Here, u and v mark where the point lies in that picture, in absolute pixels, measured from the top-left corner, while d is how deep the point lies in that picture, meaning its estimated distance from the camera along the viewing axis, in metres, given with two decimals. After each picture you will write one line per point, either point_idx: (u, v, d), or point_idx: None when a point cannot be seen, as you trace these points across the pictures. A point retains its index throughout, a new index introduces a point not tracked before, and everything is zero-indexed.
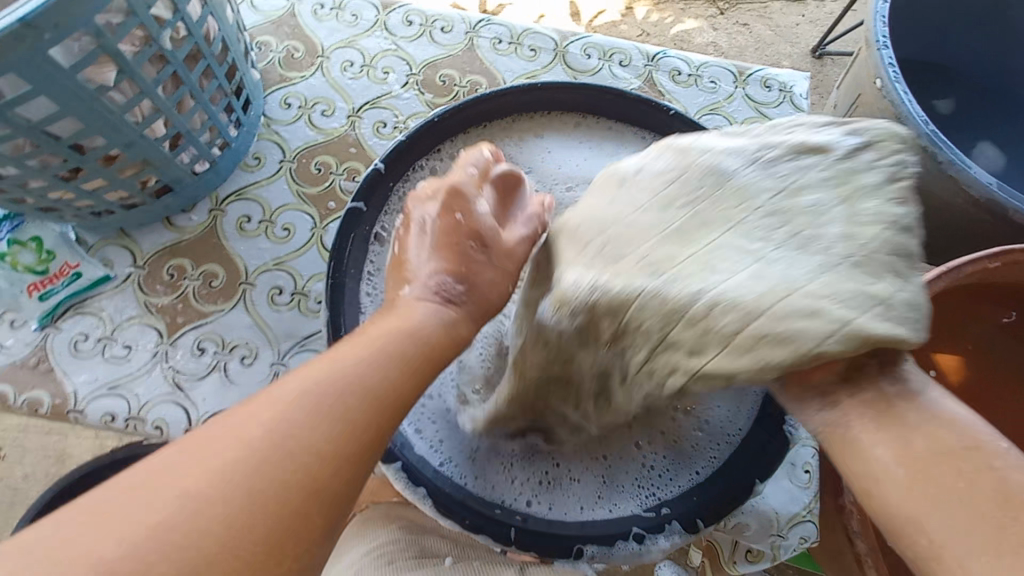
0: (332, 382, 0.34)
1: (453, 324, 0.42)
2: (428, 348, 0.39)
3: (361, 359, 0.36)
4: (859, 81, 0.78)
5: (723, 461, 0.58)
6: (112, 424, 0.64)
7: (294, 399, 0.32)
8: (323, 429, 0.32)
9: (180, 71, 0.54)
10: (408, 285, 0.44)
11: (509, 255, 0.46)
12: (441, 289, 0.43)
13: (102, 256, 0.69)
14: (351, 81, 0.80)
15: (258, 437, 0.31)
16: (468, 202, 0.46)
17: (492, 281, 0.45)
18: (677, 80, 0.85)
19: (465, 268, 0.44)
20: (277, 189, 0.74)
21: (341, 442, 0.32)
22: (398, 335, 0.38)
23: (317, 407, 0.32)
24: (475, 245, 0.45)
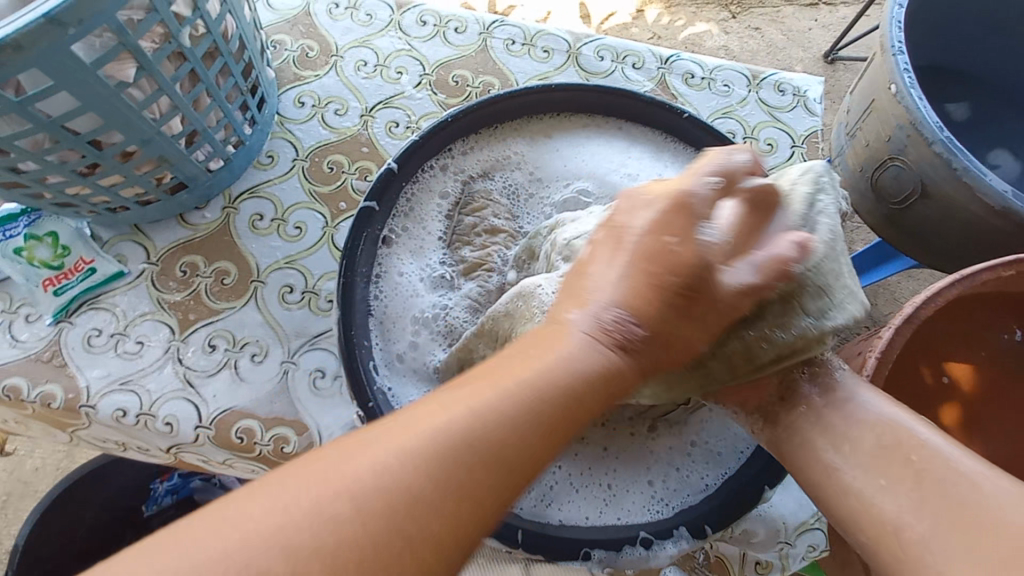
0: (468, 422, 0.30)
1: (607, 368, 0.36)
2: (575, 403, 0.34)
3: (502, 406, 0.32)
4: (872, 86, 0.77)
5: (733, 473, 0.57)
6: (123, 419, 0.64)
7: (421, 446, 0.29)
8: (450, 481, 0.29)
9: (198, 69, 0.55)
10: (576, 309, 0.37)
11: (713, 301, 0.39)
12: (600, 321, 0.37)
13: (116, 252, 0.70)
14: (364, 81, 0.80)
15: (393, 479, 0.28)
16: (692, 221, 0.39)
17: (680, 331, 0.39)
18: (690, 83, 0.85)
19: (655, 313, 0.37)
20: (289, 188, 0.74)
21: (455, 522, 0.29)
22: (548, 382, 0.33)
23: (452, 459, 0.29)
24: (679, 288, 0.38)
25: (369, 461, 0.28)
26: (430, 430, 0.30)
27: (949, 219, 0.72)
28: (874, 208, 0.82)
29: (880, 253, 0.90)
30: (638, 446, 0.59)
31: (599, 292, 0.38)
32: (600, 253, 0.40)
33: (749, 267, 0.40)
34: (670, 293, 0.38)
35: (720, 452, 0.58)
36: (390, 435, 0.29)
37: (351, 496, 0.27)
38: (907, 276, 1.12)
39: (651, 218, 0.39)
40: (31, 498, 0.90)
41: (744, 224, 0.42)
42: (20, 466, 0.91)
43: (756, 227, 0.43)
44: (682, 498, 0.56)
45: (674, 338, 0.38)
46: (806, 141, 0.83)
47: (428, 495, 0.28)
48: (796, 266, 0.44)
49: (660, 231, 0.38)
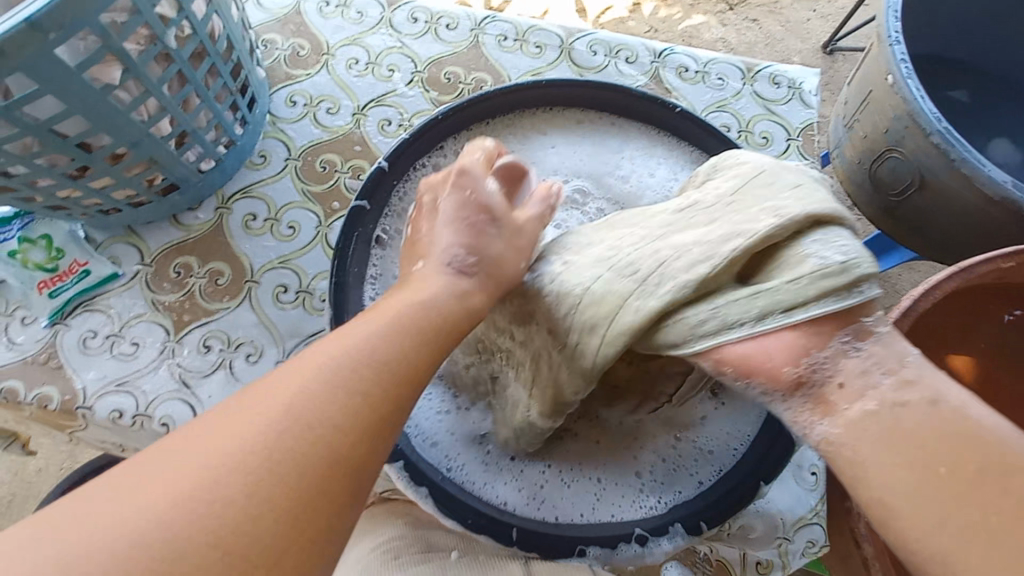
0: (345, 353, 0.37)
1: (462, 298, 0.44)
2: (439, 326, 0.42)
3: (371, 329, 0.39)
4: (869, 79, 0.77)
5: (726, 469, 0.57)
6: (119, 420, 0.64)
7: (299, 378, 0.35)
8: (332, 397, 0.35)
9: (185, 70, 0.55)
10: (421, 261, 0.47)
11: (518, 233, 0.50)
12: (452, 260, 0.46)
13: (110, 254, 0.70)
14: (356, 79, 0.80)
15: (283, 407, 0.34)
16: (472, 180, 0.51)
17: (505, 255, 0.48)
18: (684, 76, 0.84)
19: (478, 241, 0.48)
20: (282, 187, 0.74)
21: (349, 424, 0.34)
22: (412, 309, 0.42)
23: (329, 374, 0.36)
24: (487, 221, 0.49)
25: (256, 408, 0.34)
26: (312, 361, 0.36)
27: (948, 211, 0.72)
28: (871, 200, 0.82)
29: (877, 246, 0.90)
30: (631, 444, 0.59)
31: (439, 244, 0.48)
32: (422, 220, 0.51)
33: (532, 206, 0.52)
34: (481, 225, 0.49)
35: (713, 450, 0.58)
36: (275, 376, 0.36)
37: (251, 425, 0.33)
38: (907, 269, 1.11)
39: (450, 194, 0.50)
40: (34, 498, 0.91)
41: (505, 190, 0.53)
42: (23, 466, 0.92)
43: (511, 194, 0.54)
44: (676, 495, 0.57)
45: (499, 258, 0.48)
46: (801, 133, 0.82)
47: (313, 408, 0.34)
48: (781, 212, 0.42)
49: (463, 182, 0.50)
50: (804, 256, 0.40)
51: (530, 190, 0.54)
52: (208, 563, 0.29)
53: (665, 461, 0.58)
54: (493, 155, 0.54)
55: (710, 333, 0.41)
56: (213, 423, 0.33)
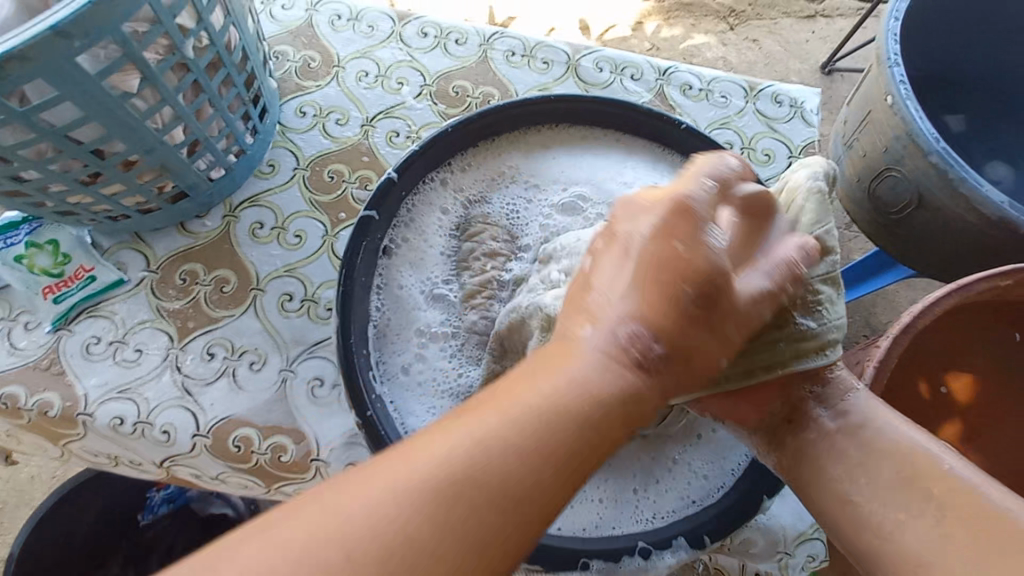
0: (475, 463, 0.29)
1: (634, 400, 0.34)
2: (594, 433, 0.32)
3: (505, 442, 0.30)
4: (869, 97, 0.78)
5: (729, 486, 0.57)
6: (119, 427, 0.64)
7: (423, 487, 0.28)
8: (456, 533, 0.28)
9: (201, 80, 0.55)
10: (588, 325, 0.36)
11: (732, 313, 0.38)
12: (632, 347, 0.35)
13: (116, 260, 0.70)
14: (365, 91, 0.81)
15: (394, 528, 0.27)
16: (697, 226, 0.38)
17: (700, 344, 0.37)
18: (688, 94, 0.85)
19: (674, 327, 0.36)
20: (290, 196, 0.75)
21: (473, 571, 0.28)
22: (562, 412, 0.32)
23: (458, 495, 0.28)
24: (692, 295, 0.36)
25: (370, 513, 0.27)
26: (437, 459, 0.29)
27: (945, 231, 0.73)
28: (871, 218, 0.83)
29: (878, 262, 0.91)
30: (627, 457, 0.59)
31: (611, 304, 0.36)
32: (607, 256, 0.39)
33: (759, 275, 0.40)
34: (688, 308, 0.36)
35: (709, 469, 0.58)
36: (398, 465, 0.29)
37: (367, 530, 0.27)
38: (906, 286, 1.12)
39: (650, 222, 0.38)
40: (27, 506, 0.90)
41: (741, 231, 0.42)
42: (16, 473, 0.91)
43: (756, 232, 0.43)
44: (674, 510, 0.56)
45: (692, 354, 0.37)
46: (804, 151, 0.83)
47: (440, 538, 0.27)
48: (800, 275, 0.47)
49: (674, 236, 0.37)
50: (796, 319, 0.45)
51: (784, 241, 0.42)
52: None
53: (660, 477, 0.58)
54: (734, 178, 0.42)
55: (710, 377, 0.46)
56: (322, 505, 0.28)
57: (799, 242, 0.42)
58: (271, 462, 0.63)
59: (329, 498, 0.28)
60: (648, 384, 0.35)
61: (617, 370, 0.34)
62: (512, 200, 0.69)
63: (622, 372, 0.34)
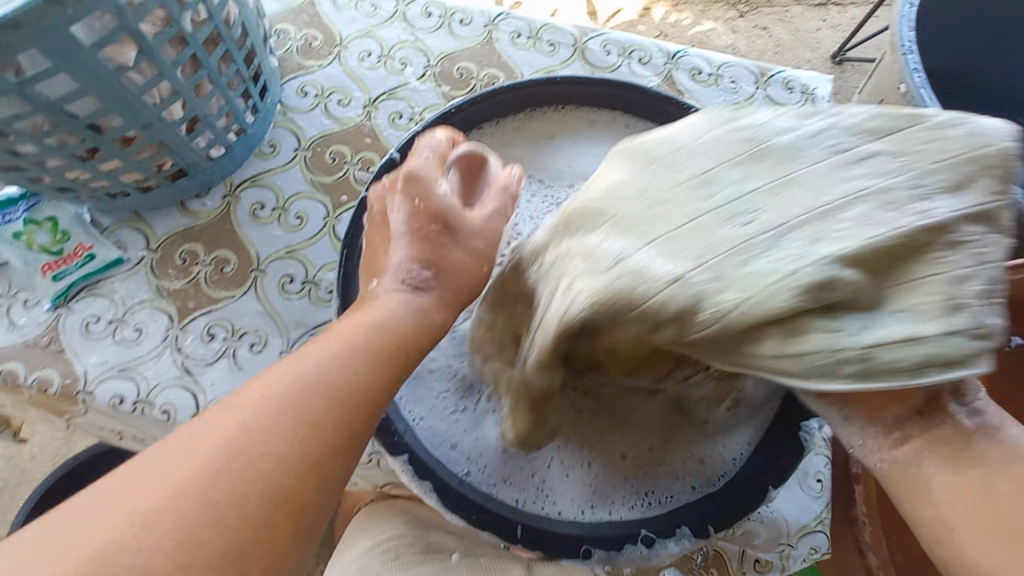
0: (306, 382, 0.36)
1: (423, 312, 0.44)
2: (402, 341, 0.41)
3: (322, 352, 0.37)
4: (881, 87, 0.77)
5: (737, 470, 0.55)
6: (120, 406, 0.64)
7: (259, 400, 0.34)
8: (284, 431, 0.33)
9: (199, 55, 0.54)
10: (381, 279, 0.46)
11: (477, 235, 0.50)
12: (406, 277, 0.45)
13: (116, 238, 0.70)
14: (368, 72, 0.80)
15: (235, 437, 0.33)
16: (424, 185, 0.50)
17: (460, 264, 0.48)
18: (697, 79, 0.84)
19: (431, 253, 0.47)
20: (291, 177, 0.74)
21: (308, 445, 0.34)
22: (365, 329, 0.40)
23: (280, 409, 0.34)
24: (440, 229, 0.48)
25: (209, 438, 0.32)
26: (251, 400, 0.34)
27: None
28: None
29: None
30: (620, 432, 0.57)
31: (394, 258, 0.47)
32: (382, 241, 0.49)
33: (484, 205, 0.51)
34: (433, 234, 0.48)
35: (708, 453, 0.56)
36: (233, 401, 0.35)
37: (208, 453, 0.32)
38: None
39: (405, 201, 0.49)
40: (28, 485, 0.90)
41: (463, 185, 0.52)
42: (17, 452, 0.91)
43: (469, 188, 0.53)
44: (672, 496, 0.55)
45: (456, 270, 0.47)
46: None
47: (273, 434, 0.33)
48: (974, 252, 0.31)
49: (413, 191, 0.49)
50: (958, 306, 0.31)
51: (490, 181, 0.53)
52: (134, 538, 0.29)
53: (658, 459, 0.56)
54: (446, 149, 0.53)
55: (854, 374, 0.32)
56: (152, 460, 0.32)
57: (497, 186, 0.52)
58: None
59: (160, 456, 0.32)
60: (437, 310, 0.45)
61: (415, 303, 0.44)
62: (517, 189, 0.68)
63: (411, 301, 0.44)
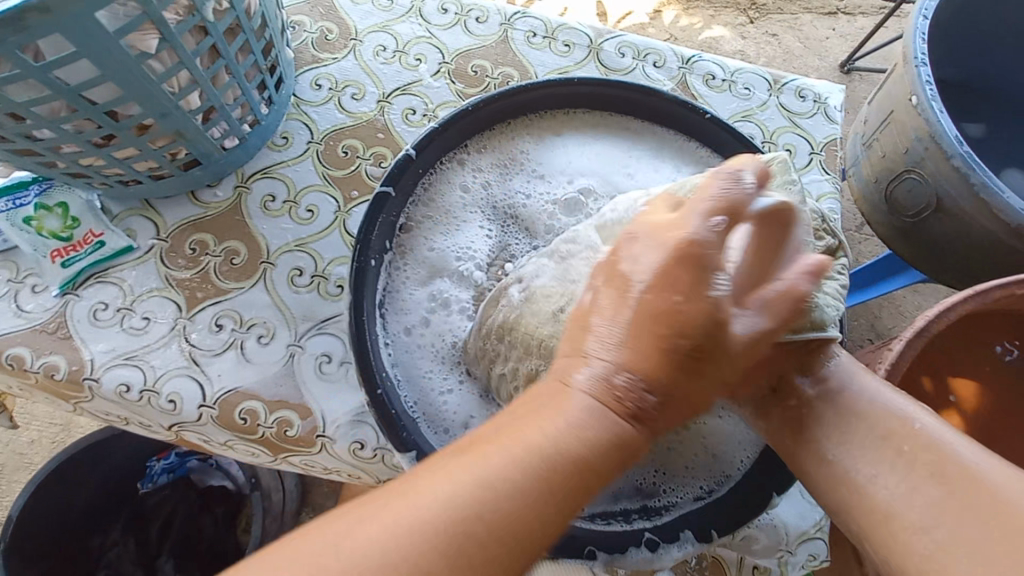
0: (483, 501, 0.30)
1: (615, 435, 0.35)
2: (589, 472, 0.33)
3: (505, 468, 0.31)
4: (891, 97, 0.76)
5: (745, 467, 0.54)
6: (126, 395, 0.63)
7: (441, 513, 0.30)
8: (450, 569, 0.29)
9: (219, 44, 0.54)
10: (582, 368, 0.37)
11: (724, 346, 0.39)
12: (609, 381, 0.36)
13: (125, 226, 0.69)
14: (382, 66, 0.80)
15: (399, 558, 0.28)
16: (710, 274, 0.38)
17: (682, 388, 0.37)
18: (711, 84, 0.84)
19: (664, 370, 0.37)
20: (302, 170, 0.74)
21: None
22: (560, 444, 0.33)
23: (458, 536, 0.29)
24: (687, 343, 0.37)
25: (367, 542, 0.28)
26: (437, 497, 0.30)
27: (961, 236, 0.72)
28: (887, 221, 0.82)
29: (891, 265, 0.90)
30: None
31: (601, 356, 0.37)
32: (586, 320, 0.39)
33: (758, 310, 0.40)
34: (673, 353, 0.37)
35: (716, 450, 0.55)
36: (399, 498, 0.30)
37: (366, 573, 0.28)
38: (913, 291, 1.12)
39: (655, 266, 0.38)
40: (27, 469, 0.90)
41: (754, 250, 0.42)
42: (15, 436, 0.91)
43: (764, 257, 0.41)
44: (679, 496, 0.54)
45: (670, 394, 0.37)
46: (825, 148, 0.82)
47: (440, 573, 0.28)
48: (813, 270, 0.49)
49: (683, 280, 0.37)
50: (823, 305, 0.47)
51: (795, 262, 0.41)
52: None
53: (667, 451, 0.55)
54: (745, 199, 0.39)
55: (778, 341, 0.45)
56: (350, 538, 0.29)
57: (810, 263, 0.41)
58: (276, 436, 0.63)
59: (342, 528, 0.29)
60: (634, 432, 0.35)
61: (610, 419, 0.35)
62: (524, 183, 0.69)
63: (609, 420, 0.35)
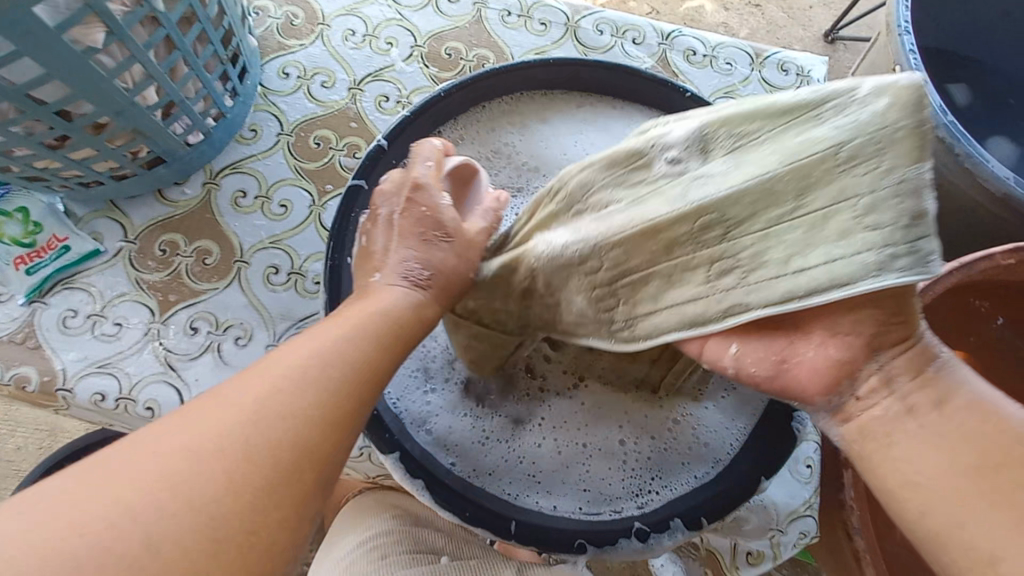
0: (313, 361, 0.36)
1: (422, 306, 0.44)
2: (401, 325, 0.42)
3: (331, 337, 0.38)
4: (876, 66, 0.75)
5: (735, 451, 0.54)
6: (101, 404, 0.62)
7: (280, 373, 0.35)
8: (293, 411, 0.34)
9: (172, 35, 0.52)
10: (376, 274, 0.45)
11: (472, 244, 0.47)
12: (407, 273, 0.44)
13: (90, 229, 0.67)
14: (352, 52, 0.77)
15: (248, 413, 0.33)
16: (429, 193, 0.47)
17: (458, 269, 0.46)
18: (692, 60, 0.82)
19: (433, 256, 0.45)
20: (273, 163, 0.71)
21: (313, 436, 0.34)
22: (370, 315, 0.41)
23: (295, 386, 0.35)
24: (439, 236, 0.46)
25: (216, 414, 0.32)
26: (280, 367, 0.35)
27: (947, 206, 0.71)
28: None
29: None
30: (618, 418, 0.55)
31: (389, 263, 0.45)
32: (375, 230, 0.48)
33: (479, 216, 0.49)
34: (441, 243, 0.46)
35: (703, 441, 0.55)
36: (240, 379, 0.35)
37: (221, 432, 0.32)
38: None
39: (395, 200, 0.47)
40: (13, 478, 0.88)
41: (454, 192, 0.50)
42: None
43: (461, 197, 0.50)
44: (667, 486, 0.54)
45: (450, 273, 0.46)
46: None
47: (280, 418, 0.33)
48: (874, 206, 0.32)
49: (418, 199, 0.47)
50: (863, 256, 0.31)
51: (480, 198, 0.50)
52: (164, 547, 0.28)
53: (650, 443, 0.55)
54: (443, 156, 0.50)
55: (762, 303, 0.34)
56: (168, 442, 0.31)
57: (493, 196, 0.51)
58: None
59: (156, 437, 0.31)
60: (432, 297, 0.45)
61: (415, 293, 0.44)
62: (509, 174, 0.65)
63: (414, 293, 0.44)
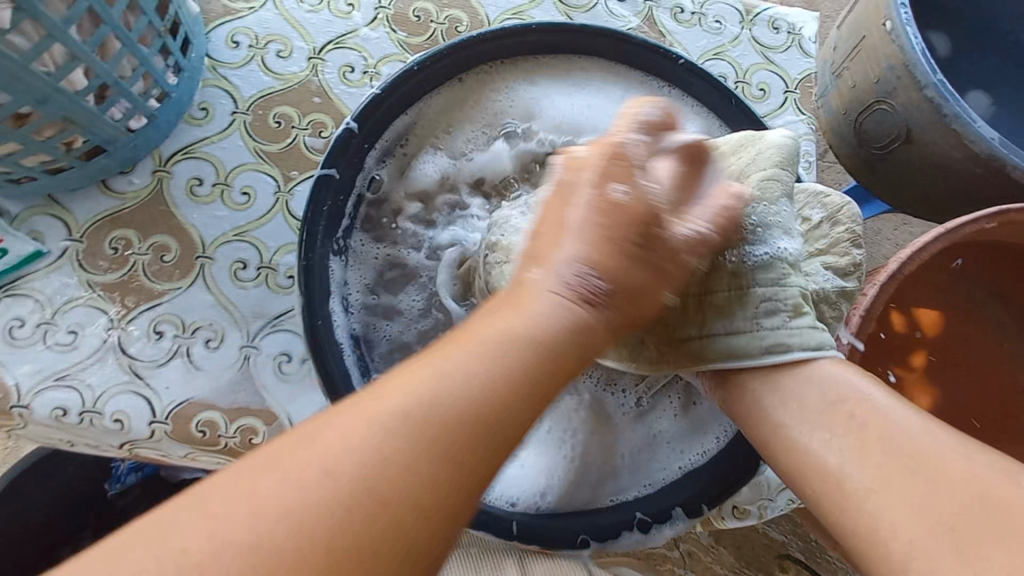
0: (455, 390, 0.28)
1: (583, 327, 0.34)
2: (544, 361, 0.32)
3: (470, 366, 0.30)
4: (863, 20, 0.63)
5: (729, 436, 0.53)
6: (63, 419, 0.57)
7: (406, 406, 0.27)
8: (429, 452, 0.26)
9: (96, 6, 0.46)
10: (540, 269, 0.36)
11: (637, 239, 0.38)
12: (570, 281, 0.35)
13: (29, 228, 0.60)
14: (309, 15, 0.69)
15: (376, 447, 0.26)
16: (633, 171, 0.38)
17: (644, 283, 0.37)
18: (679, 18, 0.77)
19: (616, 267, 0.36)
20: (232, 147, 0.65)
21: (445, 484, 0.26)
22: (502, 342, 0.31)
23: (431, 418, 0.27)
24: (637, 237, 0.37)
25: (342, 438, 0.26)
26: (414, 395, 0.28)
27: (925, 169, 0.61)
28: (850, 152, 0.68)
29: None
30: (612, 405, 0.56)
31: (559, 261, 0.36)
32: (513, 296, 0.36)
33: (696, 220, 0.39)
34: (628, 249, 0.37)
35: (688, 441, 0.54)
36: (368, 400, 0.28)
37: (346, 466, 0.25)
38: None
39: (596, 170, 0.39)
40: None
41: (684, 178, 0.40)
42: None
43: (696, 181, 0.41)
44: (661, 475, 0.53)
45: (641, 292, 0.37)
46: (801, 85, 0.77)
47: (420, 459, 0.26)
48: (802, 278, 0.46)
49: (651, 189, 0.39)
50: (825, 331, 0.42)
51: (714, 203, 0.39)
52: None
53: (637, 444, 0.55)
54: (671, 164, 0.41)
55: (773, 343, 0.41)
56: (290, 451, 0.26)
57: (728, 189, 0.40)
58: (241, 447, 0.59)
59: (335, 429, 0.26)
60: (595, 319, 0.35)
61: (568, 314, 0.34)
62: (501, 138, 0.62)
63: (570, 311, 0.34)
